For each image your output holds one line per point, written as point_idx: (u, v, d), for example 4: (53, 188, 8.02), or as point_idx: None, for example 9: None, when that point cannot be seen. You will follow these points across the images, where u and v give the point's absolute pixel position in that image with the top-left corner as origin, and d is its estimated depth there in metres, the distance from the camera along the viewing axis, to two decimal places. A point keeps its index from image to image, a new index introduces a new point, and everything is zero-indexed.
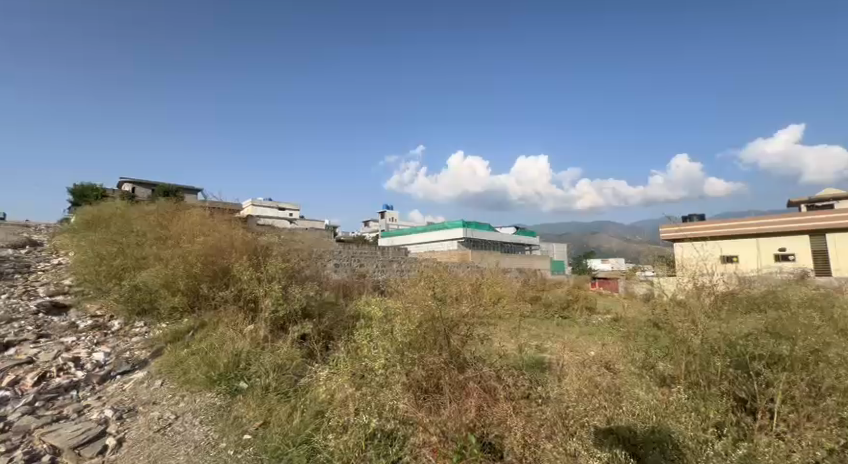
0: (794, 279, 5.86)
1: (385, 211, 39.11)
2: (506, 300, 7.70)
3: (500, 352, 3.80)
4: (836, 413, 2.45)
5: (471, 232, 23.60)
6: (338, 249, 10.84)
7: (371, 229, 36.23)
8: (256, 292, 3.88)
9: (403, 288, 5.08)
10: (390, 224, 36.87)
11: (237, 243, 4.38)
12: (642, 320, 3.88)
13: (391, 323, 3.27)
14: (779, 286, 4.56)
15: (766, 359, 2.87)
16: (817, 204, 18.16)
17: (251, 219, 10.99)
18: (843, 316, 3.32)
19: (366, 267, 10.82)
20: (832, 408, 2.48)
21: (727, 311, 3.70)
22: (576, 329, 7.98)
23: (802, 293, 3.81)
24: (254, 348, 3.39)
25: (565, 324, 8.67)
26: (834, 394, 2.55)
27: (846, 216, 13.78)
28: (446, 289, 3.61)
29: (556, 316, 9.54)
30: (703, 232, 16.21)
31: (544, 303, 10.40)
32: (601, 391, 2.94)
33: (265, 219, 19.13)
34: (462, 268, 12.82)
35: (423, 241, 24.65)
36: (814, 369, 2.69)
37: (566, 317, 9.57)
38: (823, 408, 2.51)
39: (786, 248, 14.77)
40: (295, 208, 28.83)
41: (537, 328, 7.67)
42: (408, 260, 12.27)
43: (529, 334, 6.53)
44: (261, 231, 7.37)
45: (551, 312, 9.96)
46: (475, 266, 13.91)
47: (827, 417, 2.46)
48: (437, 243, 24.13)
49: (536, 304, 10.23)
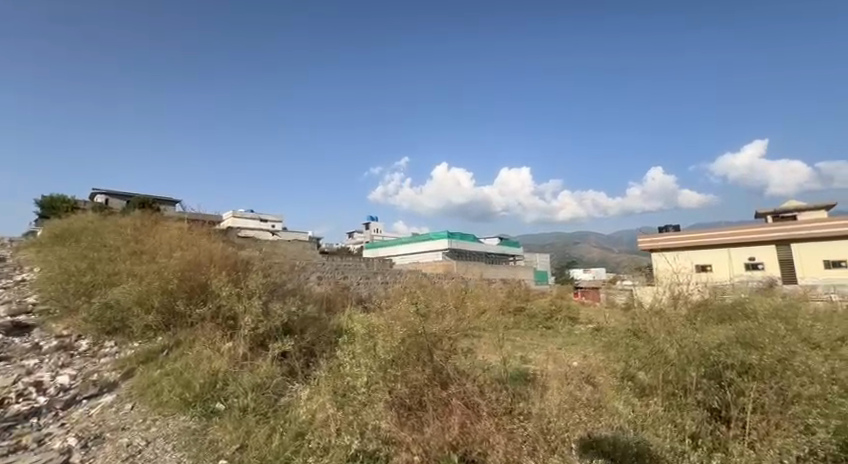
0: (761, 288, 6.05)
1: (369, 223, 39.04)
2: (490, 312, 7.70)
3: (484, 364, 3.81)
4: (802, 422, 2.54)
5: (455, 244, 23.68)
6: (321, 261, 10.72)
7: (355, 241, 36.04)
8: (235, 309, 3.77)
9: (386, 301, 5.05)
10: (374, 236, 36.72)
11: (217, 258, 4.34)
12: (621, 330, 3.93)
13: (373, 340, 3.22)
14: (748, 294, 4.69)
15: (737, 368, 2.88)
16: (783, 215, 18.91)
17: (231, 231, 10.80)
18: (807, 325, 3.43)
19: (349, 280, 10.71)
20: (798, 416, 2.57)
21: (700, 320, 3.74)
22: (559, 340, 8.04)
23: (769, 303, 3.90)
24: (233, 367, 3.29)
25: (548, 335, 8.71)
26: (800, 402, 2.63)
27: (809, 227, 14.36)
28: (428, 305, 3.65)
29: (539, 327, 9.59)
30: (678, 242, 16.64)
31: (528, 315, 10.44)
32: (582, 405, 2.94)
33: (246, 231, 18.78)
34: (446, 279, 12.83)
35: (407, 252, 24.60)
36: (782, 376, 2.74)
37: (550, 328, 9.62)
38: (789, 416, 2.60)
39: (756, 257, 15.23)
40: (277, 219, 28.45)
41: (520, 340, 7.70)
42: (392, 271, 12.21)
43: (513, 346, 6.53)
44: (241, 244, 7.24)
45: (535, 322, 10.03)
46: (459, 277, 13.92)
47: (793, 425, 2.56)
48: (421, 255, 24.12)
49: (520, 315, 10.28)
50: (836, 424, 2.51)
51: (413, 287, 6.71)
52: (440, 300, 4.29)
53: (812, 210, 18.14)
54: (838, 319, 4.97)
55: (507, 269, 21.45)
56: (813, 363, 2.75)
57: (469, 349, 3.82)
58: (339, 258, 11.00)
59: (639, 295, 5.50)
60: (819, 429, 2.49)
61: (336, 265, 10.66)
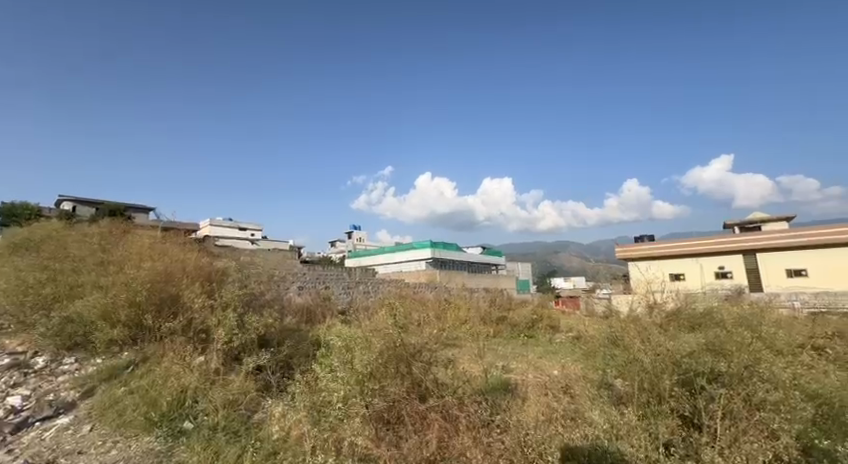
0: (729, 296, 6.23)
1: (352, 232, 38.76)
2: (472, 322, 7.68)
3: (464, 375, 3.79)
4: (768, 427, 2.60)
5: (437, 253, 23.64)
6: (302, 270, 10.52)
7: (337, 250, 35.69)
8: (208, 322, 3.67)
9: (367, 312, 4.98)
10: (357, 245, 36.35)
11: (190, 268, 4.21)
12: (599, 339, 3.96)
13: (351, 352, 3.16)
14: (717, 302, 4.81)
15: (707, 375, 2.96)
16: (748, 226, 19.67)
17: (208, 240, 10.52)
18: (772, 333, 3.55)
19: (331, 289, 10.54)
20: (764, 421, 2.63)
21: (673, 328, 3.82)
22: (540, 349, 8.09)
23: (734, 312, 4.04)
24: (203, 382, 3.15)
25: (530, 344, 8.75)
26: (766, 407, 2.70)
27: (773, 237, 14.94)
28: (408, 316, 3.64)
29: (521, 336, 9.63)
30: (651, 251, 17.06)
31: (510, 323, 10.48)
32: (559, 416, 3.04)
33: (223, 240, 18.33)
34: (428, 289, 12.78)
35: (390, 262, 24.43)
36: (749, 383, 2.82)
37: (531, 337, 9.67)
38: (755, 422, 2.64)
39: (725, 266, 15.72)
40: (256, 228, 27.92)
41: (503, 349, 7.72)
42: (374, 281, 12.09)
43: (494, 355, 6.52)
44: (218, 253, 7.06)
45: (516, 331, 10.06)
46: (442, 287, 13.87)
47: (760, 431, 2.60)
48: (404, 264, 24.01)
49: (502, 324, 10.28)
50: (798, 428, 2.59)
51: (395, 298, 6.64)
52: (420, 311, 4.26)
53: (775, 221, 18.93)
54: (801, 326, 5.15)
55: (489, 278, 21.55)
56: (778, 369, 2.84)
57: (449, 361, 3.78)
58: (321, 267, 10.82)
59: (616, 304, 5.60)
60: (784, 434, 2.53)
61: (317, 274, 10.49)
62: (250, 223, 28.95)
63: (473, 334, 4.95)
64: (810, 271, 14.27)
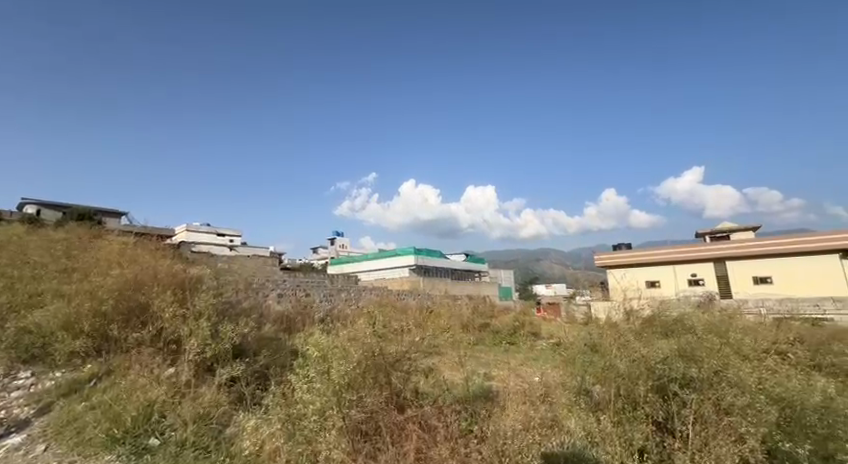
0: (701, 303, 6.39)
1: (334, 239, 38.35)
2: (454, 330, 7.67)
3: (445, 385, 3.78)
4: (737, 431, 2.67)
5: (420, 260, 23.59)
6: (282, 278, 10.32)
7: (319, 256, 35.24)
8: (179, 332, 3.52)
9: (348, 319, 4.92)
10: (339, 251, 35.96)
11: (161, 275, 4.04)
12: (578, 345, 3.98)
13: (327, 362, 3.07)
14: (690, 309, 4.93)
15: (679, 380, 3.00)
16: (719, 235, 20.32)
17: (184, 246, 10.23)
18: (740, 340, 3.65)
19: (312, 297, 10.37)
20: (733, 426, 2.70)
21: (648, 334, 3.89)
22: (522, 356, 8.13)
23: (704, 319, 4.15)
24: (172, 396, 3.02)
25: (511, 351, 8.78)
26: (734, 411, 2.76)
27: (742, 246, 15.48)
28: (387, 324, 3.59)
29: (503, 343, 9.66)
30: (628, 260, 17.47)
31: (492, 331, 10.50)
32: (537, 425, 3.04)
33: (200, 246, 17.84)
34: (411, 296, 12.72)
35: (372, 269, 24.27)
36: (718, 388, 2.86)
37: (513, 344, 9.70)
38: (724, 427, 2.72)
39: (698, 274, 16.17)
40: (235, 234, 27.32)
41: (485, 357, 7.73)
42: (356, 288, 11.96)
43: (476, 363, 6.51)
44: (194, 260, 6.86)
45: (498, 338, 10.09)
46: (425, 294, 13.83)
47: (728, 434, 2.68)
48: (387, 271, 23.87)
49: (484, 332, 10.33)
50: (764, 432, 2.66)
51: (377, 306, 6.59)
52: (401, 318, 4.22)
53: (744, 230, 19.62)
54: (768, 333, 5.34)
55: (472, 285, 21.56)
56: (746, 374, 2.90)
57: (429, 370, 3.74)
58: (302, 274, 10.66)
59: (593, 311, 5.68)
60: (750, 437, 2.61)
61: (298, 281, 10.31)
62: (231, 230, 28.23)
63: (454, 342, 4.92)
64: (776, 278, 14.83)
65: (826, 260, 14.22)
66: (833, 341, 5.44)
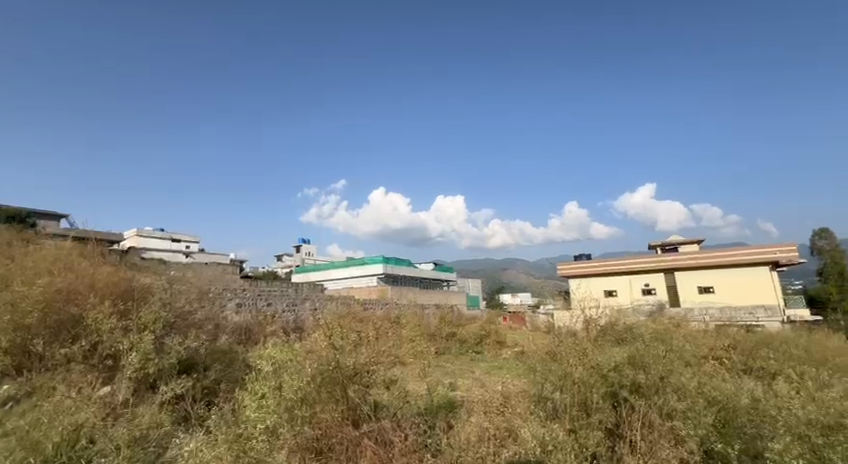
0: (655, 312, 6.68)
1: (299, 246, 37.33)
2: (421, 341, 7.56)
3: (406, 395, 3.71)
4: (674, 434, 2.88)
5: (388, 269, 23.26)
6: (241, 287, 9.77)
7: (283, 264, 34.21)
8: (117, 346, 3.25)
9: (309, 328, 4.77)
10: (304, 259, 34.91)
11: (100, 284, 3.76)
12: (541, 351, 4.01)
13: (279, 376, 2.96)
14: (641, 317, 5.17)
15: (629, 387, 3.25)
16: (669, 247, 21.48)
17: (134, 253, 9.59)
18: (682, 346, 3.86)
19: (273, 306, 9.98)
20: (672, 429, 2.92)
21: (601, 342, 4.02)
22: (487, 365, 8.18)
23: (652, 327, 4.37)
24: (105, 416, 2.77)
25: (477, 360, 8.81)
26: (675, 415, 3.00)
27: (688, 257, 16.43)
28: (344, 335, 3.46)
29: (469, 352, 9.69)
30: (587, 270, 18.14)
31: (459, 340, 10.51)
32: (492, 436, 2.97)
33: (152, 252, 16.83)
34: (378, 307, 12.52)
35: (338, 277, 23.78)
36: (663, 393, 3.15)
37: (479, 353, 9.76)
38: (665, 432, 2.92)
39: (651, 284, 17.01)
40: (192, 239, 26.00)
41: (450, 366, 7.72)
42: (321, 297, 11.63)
43: (442, 373, 6.45)
44: (144, 267, 6.44)
45: (465, 347, 10.12)
46: (392, 303, 13.65)
47: (667, 436, 2.89)
48: (353, 280, 23.36)
49: (451, 341, 10.31)
50: (702, 433, 2.76)
51: (341, 318, 6.36)
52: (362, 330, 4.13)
53: (691, 242, 20.84)
54: (708, 340, 5.66)
55: (439, 294, 21.36)
56: (684, 379, 3.22)
57: (390, 381, 3.66)
58: (264, 282, 10.15)
59: (556, 319, 5.84)
60: (689, 438, 2.79)
61: (258, 290, 9.76)
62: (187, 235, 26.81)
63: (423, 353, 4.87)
64: (717, 288, 15.78)
65: (761, 271, 15.32)
66: (764, 347, 5.86)
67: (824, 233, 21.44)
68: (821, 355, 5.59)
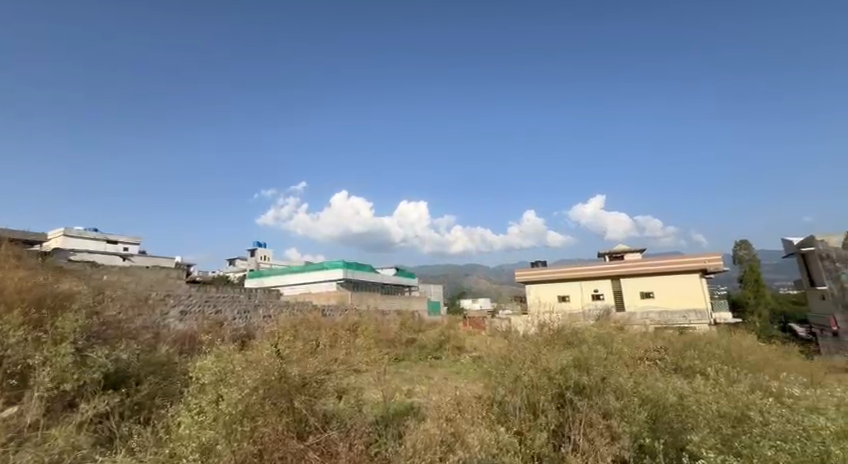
0: (604, 317, 7.04)
1: (255, 248, 35.87)
2: (379, 349, 7.43)
3: (359, 404, 3.68)
4: (610, 432, 3.07)
5: (349, 274, 22.68)
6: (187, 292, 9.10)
7: (236, 269, 32.75)
8: (30, 360, 2.93)
9: (260, 336, 4.58)
10: (259, 263, 33.45)
11: (9, 290, 3.39)
12: (496, 358, 4.13)
13: (218, 388, 2.78)
14: (589, 321, 5.45)
15: (573, 388, 3.42)
16: (614, 254, 22.77)
17: (64, 257, 8.82)
18: (621, 348, 4.11)
19: (224, 313, 9.52)
20: (610, 427, 3.10)
21: (551, 346, 4.21)
22: (446, 369, 8.28)
23: (596, 331, 4.61)
24: (9, 441, 2.48)
25: (436, 365, 8.88)
26: (612, 416, 3.18)
27: (630, 265, 17.52)
28: (292, 346, 3.37)
29: (428, 358, 9.74)
30: (540, 276, 18.83)
31: (418, 345, 10.53)
32: (442, 442, 2.99)
33: (84, 255, 15.52)
34: (337, 314, 12.28)
35: (294, 283, 23.07)
36: (604, 393, 3.33)
37: (438, 358, 9.83)
38: (604, 430, 3.10)
39: (599, 290, 17.92)
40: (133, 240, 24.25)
41: (410, 372, 7.74)
42: (276, 303, 11.23)
43: (400, 380, 6.47)
44: (75, 271, 5.94)
45: (424, 353, 10.16)
46: (352, 310, 13.44)
47: (604, 434, 3.08)
48: (313, 285, 22.58)
49: (410, 347, 10.30)
50: (636, 431, 2.95)
51: (295, 325, 6.09)
52: (314, 341, 4.05)
53: (632, 250, 22.21)
54: (645, 342, 6.05)
55: (401, 299, 21.05)
56: (622, 380, 3.41)
57: (342, 390, 3.60)
58: (213, 288, 9.57)
59: (512, 324, 6.02)
60: (623, 435, 2.99)
61: (207, 296, 9.24)
62: (128, 237, 24.98)
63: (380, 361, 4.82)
64: (656, 294, 16.93)
65: (692, 279, 16.59)
66: (694, 348, 6.34)
67: (744, 243, 23.59)
68: (740, 354, 6.13)
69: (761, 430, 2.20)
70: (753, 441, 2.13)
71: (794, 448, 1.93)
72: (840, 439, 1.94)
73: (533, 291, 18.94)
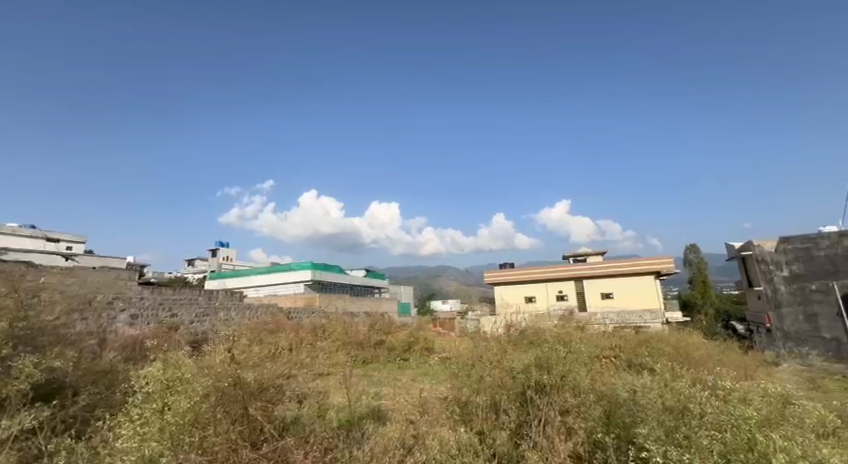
0: (567, 318, 7.26)
1: (217, 248, 34.45)
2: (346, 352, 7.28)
3: (321, 409, 3.60)
4: (566, 428, 3.17)
5: (317, 275, 22.19)
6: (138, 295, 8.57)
7: (198, 270, 31.42)
8: None
9: (215, 341, 4.39)
10: (221, 264, 32.17)
11: None
12: (465, 361, 4.19)
13: (164, 396, 2.63)
14: (552, 321, 5.61)
15: (534, 386, 3.50)
16: (576, 256, 23.55)
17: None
18: (580, 347, 4.25)
19: (181, 317, 9.07)
20: (567, 423, 3.19)
21: (514, 347, 4.30)
22: (415, 371, 8.29)
23: (557, 331, 4.74)
24: None
25: (404, 367, 8.84)
26: (568, 413, 3.28)
27: (591, 267, 18.21)
28: (247, 351, 3.25)
29: (397, 360, 9.69)
30: (506, 277, 19.19)
31: (387, 348, 10.44)
32: (402, 446, 2.98)
33: (22, 256, 14.35)
34: (303, 316, 12.01)
35: (258, 285, 22.37)
36: (562, 391, 3.42)
37: (406, 360, 9.79)
38: (562, 426, 3.18)
39: (563, 291, 18.53)
40: (80, 238, 22.71)
41: (379, 375, 7.68)
42: (238, 304, 10.82)
43: (368, 383, 6.41)
44: (12, 273, 5.51)
45: (393, 355, 10.10)
46: (320, 312, 13.18)
47: (561, 429, 3.17)
48: (279, 287, 21.91)
49: (378, 349, 10.20)
50: (591, 426, 3.05)
51: (256, 328, 5.85)
52: (274, 345, 3.93)
53: (594, 252, 23.04)
54: (603, 341, 6.27)
55: (369, 300, 20.85)
56: (580, 377, 3.52)
57: (304, 395, 3.52)
58: (169, 290, 9.06)
59: (481, 325, 6.11)
60: (579, 429, 3.09)
61: (161, 298, 8.74)
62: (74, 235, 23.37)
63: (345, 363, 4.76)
64: (615, 294, 17.70)
65: (645, 279, 17.42)
66: (645, 345, 6.66)
67: (694, 247, 25.02)
68: (686, 350, 6.51)
69: (699, 422, 2.33)
70: (691, 432, 2.26)
71: (726, 438, 2.06)
72: (763, 427, 2.10)
73: (501, 294, 19.38)
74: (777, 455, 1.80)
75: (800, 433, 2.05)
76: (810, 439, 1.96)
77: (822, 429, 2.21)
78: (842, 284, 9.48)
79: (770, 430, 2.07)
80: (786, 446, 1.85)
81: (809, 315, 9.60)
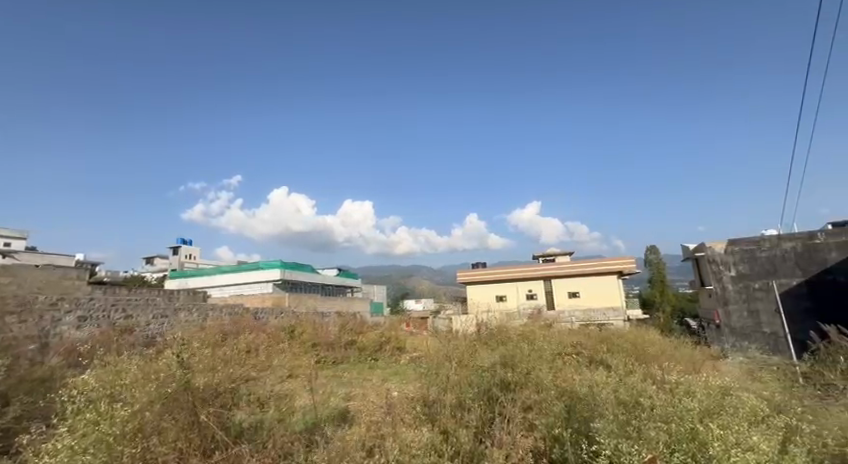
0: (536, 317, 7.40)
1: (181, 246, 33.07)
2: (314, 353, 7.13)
3: (285, 410, 3.49)
4: (529, 423, 3.22)
5: (286, 275, 21.66)
6: (88, 296, 8.06)
7: (159, 269, 30.05)
8: None
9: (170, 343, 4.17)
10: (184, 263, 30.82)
11: None
12: (434, 362, 4.18)
13: (105, 403, 2.49)
14: (520, 320, 5.70)
15: (499, 385, 3.55)
16: (545, 256, 24.08)
17: None
18: (545, 345, 4.33)
19: (137, 318, 8.61)
20: (530, 419, 3.24)
21: (482, 346, 4.34)
22: (386, 371, 8.22)
23: (525, 329, 4.82)
24: None
25: (374, 367, 8.74)
26: (531, 409, 3.34)
27: (559, 267, 18.66)
28: (200, 355, 3.11)
29: (367, 360, 9.56)
30: (477, 277, 19.39)
31: (357, 348, 10.30)
32: (364, 447, 2.93)
33: None
34: (272, 317, 11.67)
35: (223, 285, 21.61)
36: (524, 389, 3.48)
37: (377, 360, 9.69)
38: (524, 422, 3.23)
39: (532, 290, 18.91)
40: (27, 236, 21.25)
41: (349, 375, 7.57)
42: (201, 305, 10.40)
43: (336, 383, 6.30)
44: None
45: (363, 355, 9.96)
46: (288, 312, 12.86)
47: (524, 424, 3.22)
48: (244, 287, 21.23)
49: (349, 349, 10.04)
50: (551, 422, 3.11)
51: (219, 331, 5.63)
52: (233, 349, 3.79)
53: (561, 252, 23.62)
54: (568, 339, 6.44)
55: (339, 301, 20.55)
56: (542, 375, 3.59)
57: (264, 398, 3.41)
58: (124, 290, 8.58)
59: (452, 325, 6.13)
60: (541, 425, 3.15)
61: (114, 299, 8.25)
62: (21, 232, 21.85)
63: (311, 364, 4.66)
64: (582, 293, 18.24)
65: (610, 279, 17.98)
66: (607, 342, 6.87)
67: (654, 249, 26.12)
68: (643, 347, 6.77)
69: (649, 414, 2.42)
70: (642, 425, 2.33)
71: (672, 428, 2.14)
72: (705, 417, 2.21)
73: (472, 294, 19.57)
74: (713, 444, 1.89)
75: (737, 423, 2.16)
76: (745, 428, 2.07)
77: (754, 418, 2.32)
78: (780, 283, 10.18)
79: (710, 420, 2.18)
80: (722, 435, 1.94)
81: (752, 312, 10.30)
